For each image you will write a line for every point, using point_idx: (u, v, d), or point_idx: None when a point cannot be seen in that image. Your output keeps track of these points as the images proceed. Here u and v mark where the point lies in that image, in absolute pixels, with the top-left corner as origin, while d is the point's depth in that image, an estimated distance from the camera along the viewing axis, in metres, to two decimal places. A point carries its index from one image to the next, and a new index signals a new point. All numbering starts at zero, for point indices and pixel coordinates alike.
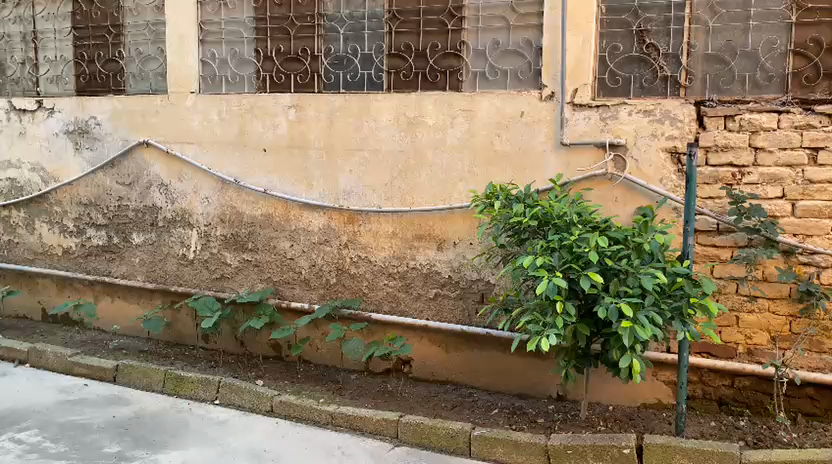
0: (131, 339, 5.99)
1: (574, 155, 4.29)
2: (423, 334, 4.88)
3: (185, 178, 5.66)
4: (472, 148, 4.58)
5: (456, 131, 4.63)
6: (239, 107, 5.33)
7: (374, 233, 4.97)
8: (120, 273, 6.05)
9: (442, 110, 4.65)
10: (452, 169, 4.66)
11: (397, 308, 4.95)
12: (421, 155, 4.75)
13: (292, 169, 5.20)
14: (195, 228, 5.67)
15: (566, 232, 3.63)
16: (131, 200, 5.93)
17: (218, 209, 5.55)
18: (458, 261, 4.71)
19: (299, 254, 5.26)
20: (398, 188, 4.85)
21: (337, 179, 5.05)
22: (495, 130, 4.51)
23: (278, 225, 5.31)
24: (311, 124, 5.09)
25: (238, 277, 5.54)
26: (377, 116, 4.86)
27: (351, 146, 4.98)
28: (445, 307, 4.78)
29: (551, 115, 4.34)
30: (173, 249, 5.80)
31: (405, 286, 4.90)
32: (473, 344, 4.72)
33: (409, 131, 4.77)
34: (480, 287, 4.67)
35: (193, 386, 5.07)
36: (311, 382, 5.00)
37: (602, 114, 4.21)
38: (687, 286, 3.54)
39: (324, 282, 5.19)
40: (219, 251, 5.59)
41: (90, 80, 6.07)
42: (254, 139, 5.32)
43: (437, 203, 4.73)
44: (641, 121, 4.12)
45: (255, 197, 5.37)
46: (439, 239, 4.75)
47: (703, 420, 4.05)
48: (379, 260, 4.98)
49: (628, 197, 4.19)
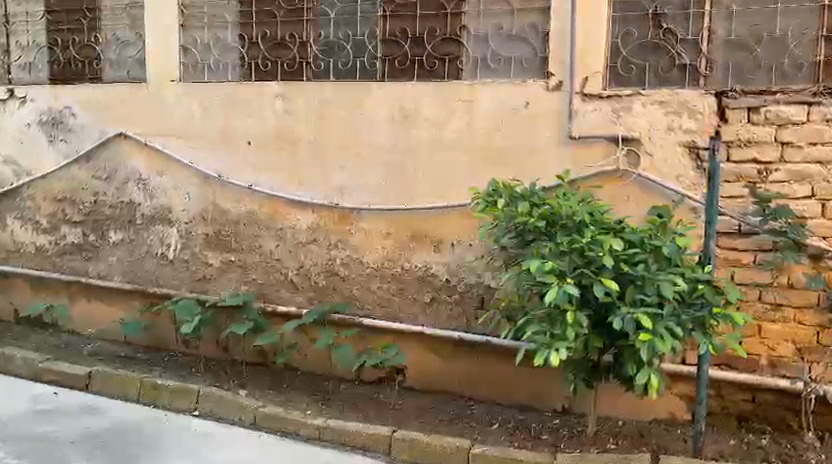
0: (107, 344, 5.63)
1: (583, 150, 3.96)
2: (418, 341, 4.53)
3: (164, 172, 5.31)
4: (473, 142, 4.24)
5: (455, 123, 4.29)
6: (222, 97, 4.98)
7: (366, 233, 4.63)
8: (96, 273, 5.69)
9: (440, 101, 4.31)
10: (451, 164, 4.33)
11: (390, 313, 4.60)
12: (418, 149, 4.41)
13: (280, 163, 4.85)
14: (176, 225, 5.32)
15: (576, 234, 3.30)
16: (108, 195, 5.57)
17: (199, 205, 5.20)
18: (457, 264, 4.37)
19: (286, 254, 4.91)
20: (393, 185, 4.51)
21: (327, 174, 4.71)
22: (497, 122, 4.17)
23: (264, 223, 4.96)
24: (299, 115, 4.74)
25: (220, 279, 5.19)
26: (370, 107, 4.52)
27: (342, 139, 4.64)
28: (442, 313, 4.45)
29: (559, 107, 4.01)
30: (152, 248, 5.45)
31: (399, 289, 4.57)
32: (472, 352, 4.38)
33: (404, 123, 4.43)
34: (480, 291, 4.33)
35: (171, 396, 4.73)
36: (299, 392, 4.65)
37: (614, 105, 3.88)
38: (709, 294, 3.22)
39: (312, 284, 4.85)
40: (201, 251, 5.24)
41: (65, 68, 5.70)
42: (238, 131, 4.97)
43: (434, 201, 4.39)
44: (656, 113, 3.80)
45: (240, 194, 5.02)
46: (436, 240, 4.42)
47: (721, 437, 3.72)
48: (371, 262, 4.64)
49: (641, 196, 3.86)
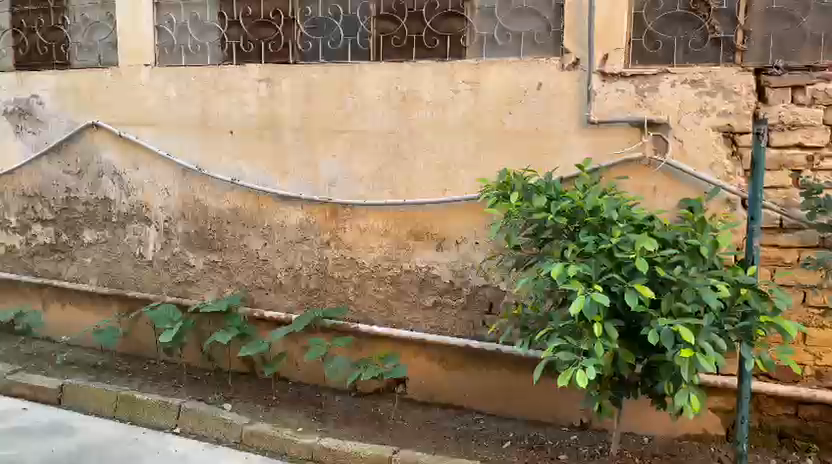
0: (82, 352, 5.20)
1: (604, 136, 3.54)
2: (420, 349, 4.11)
3: (141, 166, 4.86)
4: (478, 128, 3.81)
5: (458, 108, 3.85)
6: (201, 82, 4.53)
7: (361, 230, 4.20)
8: (70, 275, 5.25)
9: (441, 83, 3.87)
10: (454, 154, 3.90)
11: (389, 319, 4.19)
12: (418, 138, 3.98)
13: (266, 154, 4.41)
14: (154, 224, 4.88)
15: (603, 233, 2.90)
16: (80, 192, 5.12)
17: (179, 202, 4.76)
18: (462, 264, 3.95)
19: (275, 254, 4.48)
20: (389, 177, 4.08)
21: (318, 166, 4.27)
22: (506, 106, 3.73)
23: (249, 220, 4.53)
24: (286, 101, 4.30)
25: (203, 281, 4.76)
26: (364, 92, 4.08)
27: (333, 127, 4.20)
28: (446, 319, 4.03)
29: (575, 88, 3.58)
30: (129, 248, 5.01)
31: (398, 292, 4.15)
32: (479, 361, 3.97)
33: (401, 108, 3.99)
34: (488, 294, 3.92)
35: (150, 411, 4.31)
36: (289, 407, 4.23)
37: (638, 85, 3.45)
38: (754, 300, 2.82)
39: (303, 287, 4.42)
40: (181, 250, 4.81)
41: (31, 53, 5.24)
42: (218, 120, 4.53)
43: (437, 195, 3.97)
44: (686, 94, 3.37)
45: (222, 189, 4.59)
46: (439, 238, 4.00)
47: (762, 457, 3.32)
48: (367, 262, 4.22)
49: (669, 188, 3.44)
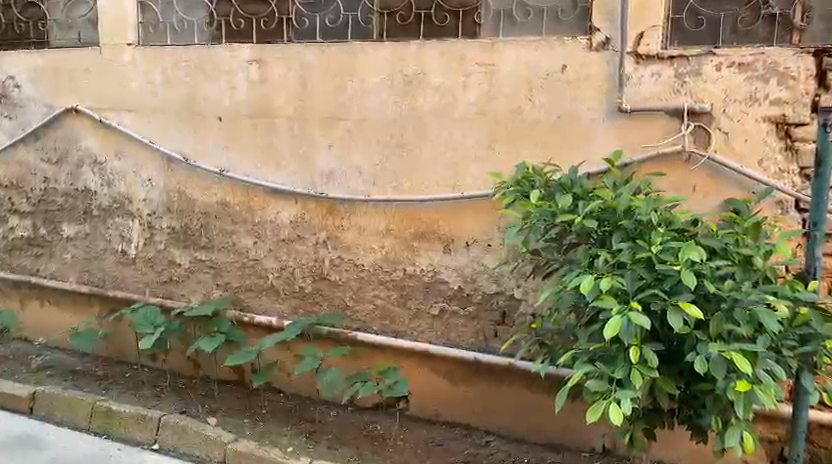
0: (61, 354, 4.82)
1: (636, 127, 3.11)
2: (424, 362, 3.70)
3: (123, 154, 4.46)
4: (492, 117, 3.39)
5: (470, 93, 3.42)
6: (187, 64, 4.12)
7: (361, 229, 3.79)
8: (48, 272, 4.87)
9: (451, 66, 3.44)
10: (464, 144, 3.48)
11: (391, 328, 3.78)
12: (425, 126, 3.55)
13: (257, 143, 4.01)
14: (137, 217, 4.49)
15: (640, 240, 2.49)
16: (59, 182, 4.73)
17: (164, 194, 4.37)
18: (472, 269, 3.54)
19: (266, 253, 4.08)
20: (392, 170, 3.66)
21: (314, 157, 3.86)
22: (525, 92, 3.30)
23: (239, 216, 4.13)
24: (279, 84, 3.88)
25: (189, 281, 4.37)
26: (364, 74, 3.65)
27: (330, 114, 3.78)
28: (454, 329, 3.63)
29: (604, 72, 3.14)
30: (111, 244, 4.62)
31: (401, 298, 3.74)
32: (490, 378, 3.56)
33: (406, 93, 3.56)
34: (501, 303, 3.50)
35: (127, 425, 3.92)
36: (280, 422, 3.83)
37: (677, 69, 3.01)
38: (818, 321, 2.39)
39: (297, 290, 4.02)
40: (166, 248, 4.42)
41: (7, 31, 4.84)
42: (205, 106, 4.12)
43: (445, 191, 3.55)
44: (734, 79, 2.93)
45: (210, 181, 4.19)
46: (447, 239, 3.58)
47: None
48: (367, 264, 3.80)
49: (711, 186, 3.01)
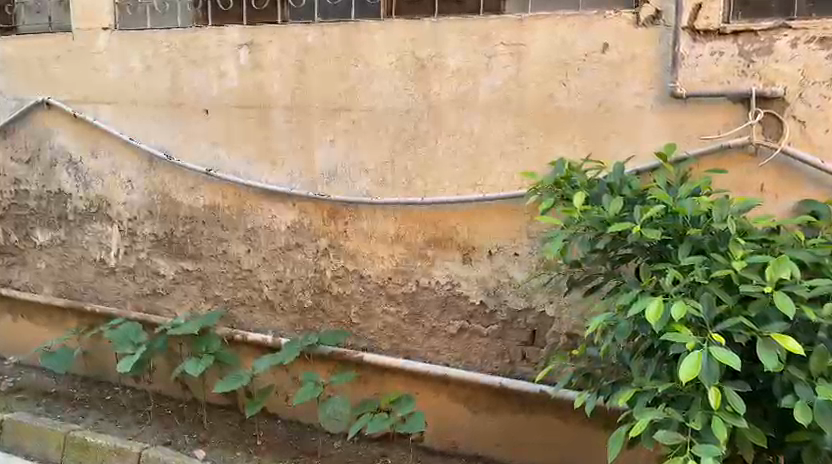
0: (35, 374, 4.36)
1: (692, 117, 2.64)
2: (441, 387, 3.24)
3: (100, 152, 3.99)
4: (519, 106, 2.92)
5: (493, 79, 2.95)
6: (169, 49, 3.65)
7: (367, 234, 3.32)
8: (21, 283, 4.41)
9: (470, 46, 2.97)
10: (487, 138, 3.01)
11: (403, 348, 3.32)
12: (441, 116, 3.08)
13: (248, 138, 3.54)
14: (116, 222, 4.02)
15: (715, 254, 2.02)
16: (31, 183, 4.26)
17: (146, 197, 3.90)
18: (496, 282, 3.08)
19: (260, 263, 3.61)
20: (403, 168, 3.19)
21: (313, 154, 3.39)
22: (559, 75, 2.83)
23: (229, 221, 3.66)
24: (272, 70, 3.41)
25: (174, 294, 3.91)
26: (370, 58, 3.18)
27: (331, 104, 3.31)
28: (475, 351, 3.17)
29: (654, 51, 2.67)
30: (88, 252, 4.15)
31: (414, 314, 3.27)
32: (518, 406, 3.09)
33: (418, 79, 3.09)
34: (530, 321, 3.04)
35: (104, 459, 3.47)
36: (277, 455, 3.37)
37: (743, 46, 2.54)
38: None
39: (296, 305, 3.55)
40: (149, 256, 3.95)
41: None
42: (190, 96, 3.65)
43: (465, 192, 3.08)
44: (813, 56, 2.45)
45: (196, 182, 3.72)
46: (467, 247, 3.12)
47: None
48: (374, 275, 3.33)
49: (784, 185, 2.54)
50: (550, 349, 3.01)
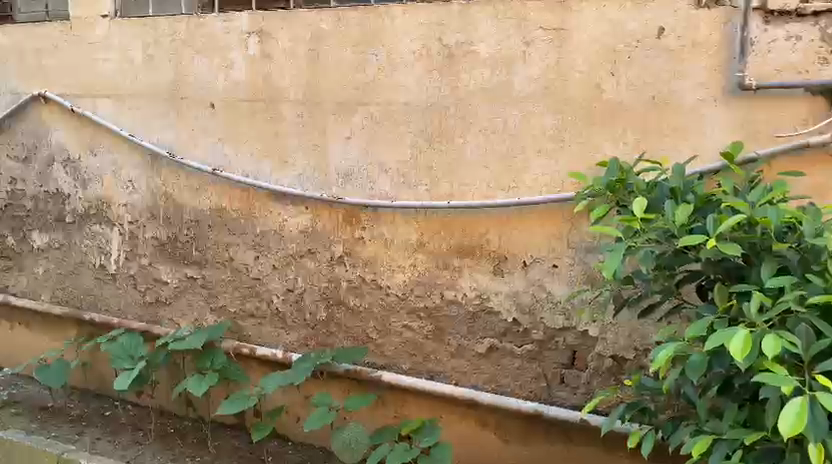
0: (31, 386, 4.09)
1: (764, 111, 2.30)
2: (469, 411, 2.92)
3: (100, 149, 3.71)
4: (560, 99, 2.59)
5: (530, 68, 2.63)
6: (172, 37, 3.36)
7: (387, 242, 3.00)
8: (18, 289, 4.15)
9: (505, 32, 2.64)
10: (522, 135, 2.68)
11: (426, 367, 3.00)
12: (471, 110, 2.75)
13: (257, 134, 3.23)
14: (117, 225, 3.74)
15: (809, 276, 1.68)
16: (27, 182, 3.99)
17: (147, 198, 3.61)
18: (531, 296, 2.75)
19: (270, 271, 3.31)
20: (428, 168, 2.87)
21: (328, 153, 3.08)
22: (607, 64, 2.49)
23: (236, 225, 3.36)
24: (283, 59, 3.10)
25: (178, 303, 3.62)
26: (392, 45, 2.86)
27: (347, 97, 2.99)
28: (507, 373, 2.85)
29: (718, 35, 2.33)
30: (87, 257, 3.87)
31: (439, 331, 2.95)
32: (555, 435, 2.76)
33: (445, 68, 2.77)
34: (570, 341, 2.71)
35: None
36: None
37: (826, 29, 2.19)
38: None
39: (308, 318, 3.25)
40: (151, 263, 3.66)
41: None
42: (195, 89, 3.35)
43: (497, 196, 2.75)
44: None
45: (201, 182, 3.42)
46: (498, 257, 2.79)
47: None
48: (394, 287, 3.02)
49: None
50: (593, 373, 2.68)
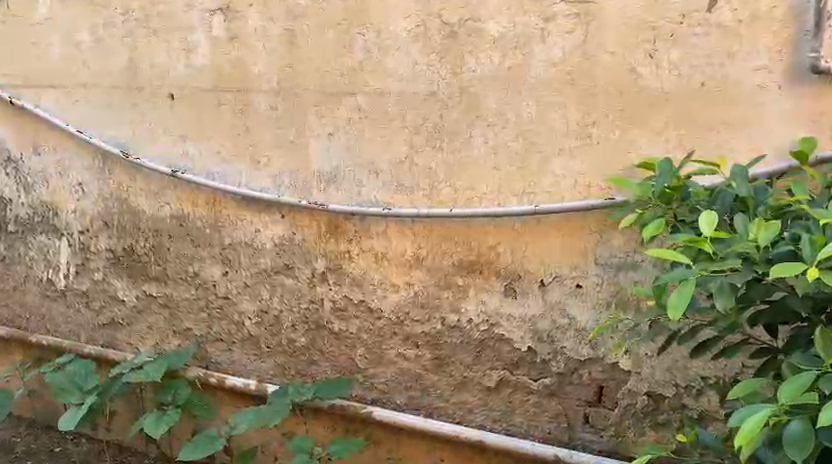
0: None
1: None
2: (474, 456, 2.49)
3: (45, 148, 3.22)
4: (587, 88, 2.15)
5: (549, 49, 2.18)
6: (126, 18, 2.88)
7: (378, 257, 2.55)
8: None
9: (520, 7, 2.20)
10: (539, 131, 2.24)
11: (423, 402, 2.56)
12: (479, 101, 2.30)
13: (224, 130, 2.76)
14: (65, 235, 3.25)
15: None
16: None
17: (100, 204, 3.13)
18: (550, 322, 2.32)
19: (241, 289, 2.85)
20: (425, 170, 2.42)
21: (307, 152, 2.62)
22: (644, 44, 2.06)
23: (201, 235, 2.89)
24: (254, 42, 2.63)
25: (136, 324, 3.14)
26: (383, 24, 2.40)
27: (330, 86, 2.53)
28: (520, 410, 2.42)
29: (785, 8, 1.89)
30: (33, 271, 3.38)
31: (440, 361, 2.51)
32: None
33: (446, 51, 2.32)
34: (596, 374, 2.28)
35: None
36: None
37: None
38: None
39: (286, 343, 2.79)
40: (105, 278, 3.18)
41: None
42: (152, 77, 2.87)
43: (509, 204, 2.31)
44: None
45: (161, 186, 2.95)
46: (510, 275, 2.35)
47: None
48: (386, 309, 2.57)
49: None
50: (623, 414, 2.26)
